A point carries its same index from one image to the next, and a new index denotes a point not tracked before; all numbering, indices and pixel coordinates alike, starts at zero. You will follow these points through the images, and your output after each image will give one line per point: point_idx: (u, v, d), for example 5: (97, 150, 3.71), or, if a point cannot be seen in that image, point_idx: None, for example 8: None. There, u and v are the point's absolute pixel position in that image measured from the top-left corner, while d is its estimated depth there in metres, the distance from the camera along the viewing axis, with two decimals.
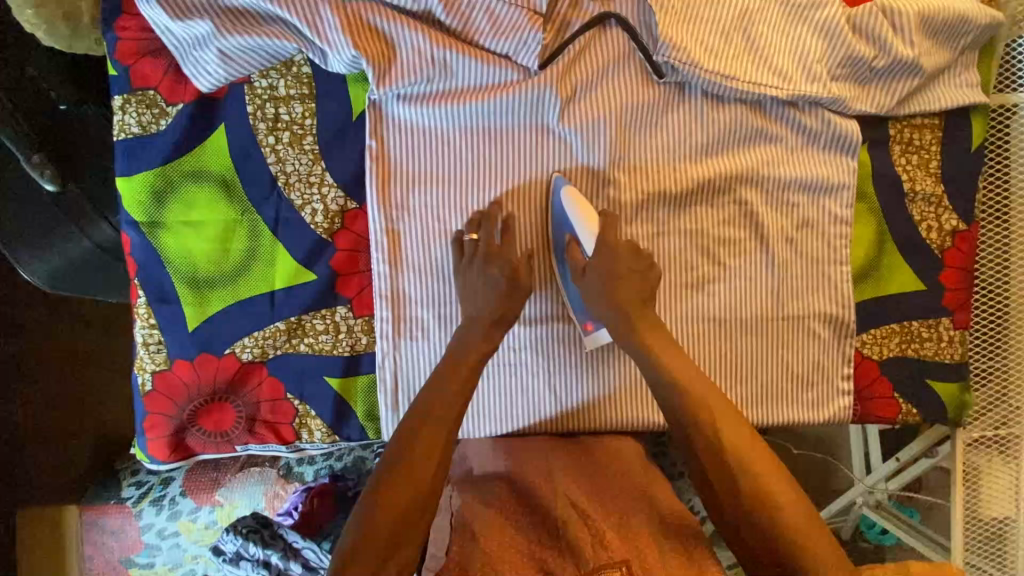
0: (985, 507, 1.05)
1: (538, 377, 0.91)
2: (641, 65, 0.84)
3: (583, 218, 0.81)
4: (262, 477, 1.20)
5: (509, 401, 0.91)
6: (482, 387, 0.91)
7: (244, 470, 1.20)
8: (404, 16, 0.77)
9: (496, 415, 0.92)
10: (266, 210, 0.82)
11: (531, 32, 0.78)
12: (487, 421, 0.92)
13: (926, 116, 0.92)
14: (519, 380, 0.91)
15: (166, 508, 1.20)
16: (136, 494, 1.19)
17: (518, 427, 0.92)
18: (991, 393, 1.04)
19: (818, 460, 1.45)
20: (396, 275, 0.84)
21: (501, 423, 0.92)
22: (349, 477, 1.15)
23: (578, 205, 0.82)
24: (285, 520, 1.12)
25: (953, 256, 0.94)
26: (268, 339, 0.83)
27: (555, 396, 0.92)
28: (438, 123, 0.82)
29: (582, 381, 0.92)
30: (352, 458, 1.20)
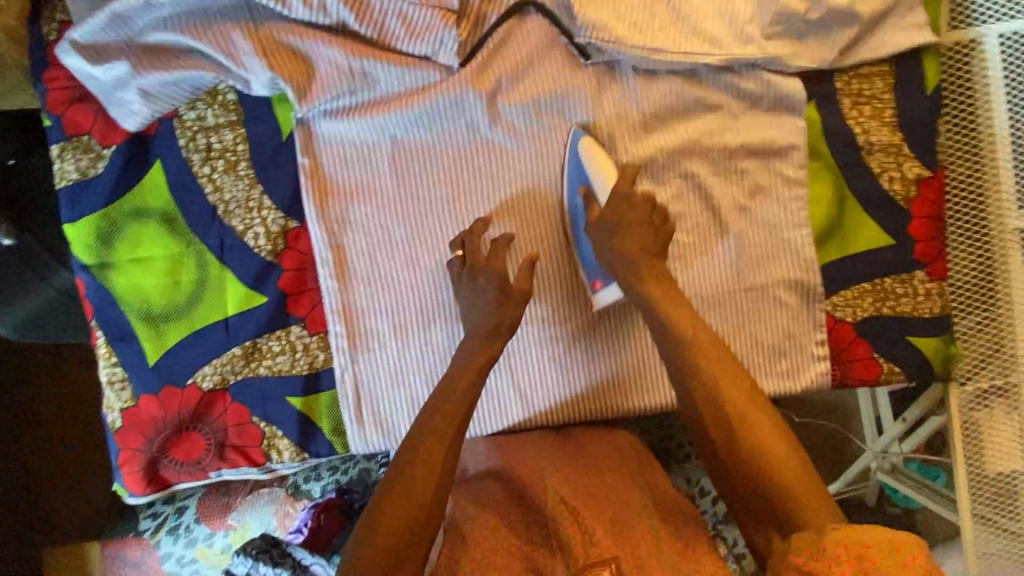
0: (990, 462, 1.00)
1: (543, 364, 0.90)
2: (567, 49, 0.83)
3: (597, 167, 0.82)
4: (272, 497, 1.17)
5: (513, 393, 0.90)
6: (487, 389, 0.90)
7: (254, 493, 1.17)
8: (318, 31, 0.77)
9: (501, 409, 0.91)
10: (210, 238, 0.83)
11: (445, 30, 0.77)
12: (491, 417, 0.91)
13: (874, 64, 0.88)
14: (520, 371, 0.90)
15: (183, 537, 1.16)
16: (153, 526, 1.18)
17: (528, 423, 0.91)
18: (981, 344, 0.99)
19: (834, 430, 1.41)
20: (346, 289, 0.85)
21: (507, 416, 0.91)
22: (355, 490, 1.11)
23: (596, 156, 0.82)
24: (295, 539, 1.07)
25: (919, 206, 0.90)
26: (227, 366, 0.84)
27: (557, 391, 0.91)
28: (367, 134, 0.82)
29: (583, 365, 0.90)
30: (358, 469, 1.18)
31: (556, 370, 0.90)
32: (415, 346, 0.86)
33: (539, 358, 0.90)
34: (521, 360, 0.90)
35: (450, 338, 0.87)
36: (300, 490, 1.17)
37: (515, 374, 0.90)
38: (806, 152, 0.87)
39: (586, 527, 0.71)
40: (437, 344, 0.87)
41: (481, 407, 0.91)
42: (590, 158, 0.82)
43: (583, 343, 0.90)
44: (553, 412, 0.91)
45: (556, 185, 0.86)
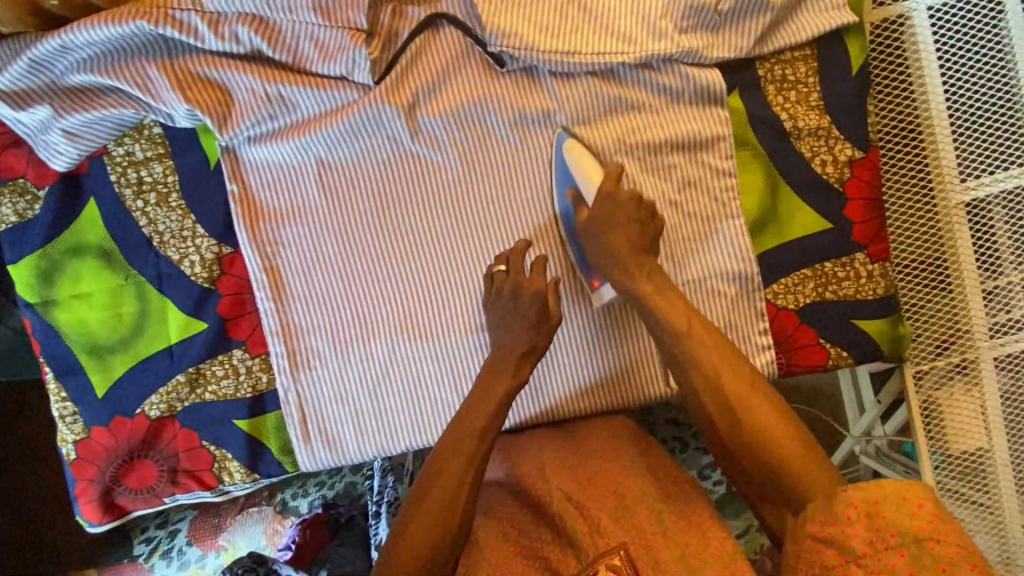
0: (954, 442, 0.99)
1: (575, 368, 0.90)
2: (483, 58, 0.83)
3: (581, 170, 0.82)
4: (261, 515, 1.15)
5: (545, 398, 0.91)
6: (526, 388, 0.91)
7: (243, 512, 1.15)
8: (233, 60, 0.79)
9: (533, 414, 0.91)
10: (148, 270, 0.85)
11: (356, 50, 0.78)
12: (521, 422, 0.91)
13: (796, 48, 0.87)
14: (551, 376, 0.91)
15: (175, 560, 1.14)
16: (146, 550, 1.15)
17: (566, 415, 0.91)
18: (933, 323, 0.98)
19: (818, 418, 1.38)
20: (283, 309, 0.86)
21: (539, 420, 0.91)
22: (342, 504, 1.14)
23: (582, 160, 0.83)
24: (284, 555, 1.08)
25: (854, 188, 0.89)
26: (172, 393, 0.86)
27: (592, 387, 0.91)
28: (292, 156, 0.83)
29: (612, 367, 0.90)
30: (344, 483, 1.17)
31: (585, 373, 0.90)
32: (356, 361, 0.88)
33: (575, 356, 0.90)
34: (552, 365, 0.91)
35: (389, 351, 0.88)
36: (289, 508, 1.17)
37: (456, 380, 0.89)
38: (733, 142, 0.87)
39: (582, 522, 0.76)
40: (377, 358, 0.88)
41: (522, 403, 0.91)
42: (577, 164, 0.83)
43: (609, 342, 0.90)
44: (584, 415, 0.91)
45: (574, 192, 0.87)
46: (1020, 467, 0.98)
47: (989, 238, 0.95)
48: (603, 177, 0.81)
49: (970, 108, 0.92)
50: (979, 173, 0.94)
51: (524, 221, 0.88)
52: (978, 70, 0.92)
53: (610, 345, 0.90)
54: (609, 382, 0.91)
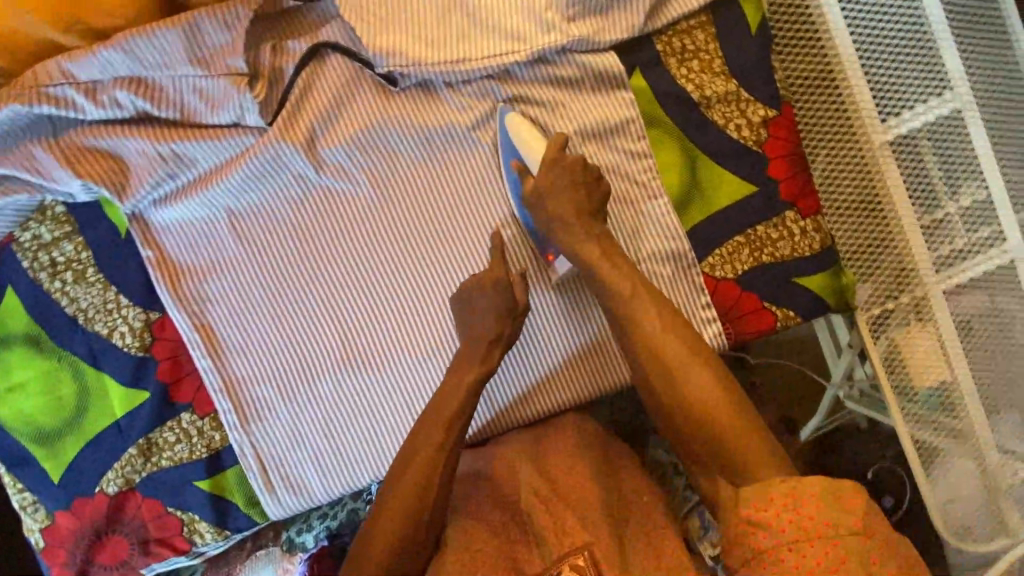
0: (918, 380, 0.98)
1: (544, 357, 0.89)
2: (376, 80, 0.82)
3: (525, 141, 0.80)
4: (269, 556, 1.04)
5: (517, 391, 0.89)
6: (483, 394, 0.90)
7: (251, 557, 1.04)
8: (121, 126, 0.78)
9: (506, 409, 0.90)
10: (79, 349, 0.84)
11: (241, 95, 0.77)
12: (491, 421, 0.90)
13: (690, 17, 0.86)
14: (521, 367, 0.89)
15: None
16: None
17: (526, 416, 0.90)
18: (879, 268, 0.97)
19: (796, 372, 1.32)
20: (223, 365, 0.85)
21: (508, 423, 0.90)
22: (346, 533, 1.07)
23: (523, 130, 0.81)
24: None
25: (773, 146, 0.88)
26: (127, 467, 0.85)
27: (552, 387, 0.89)
28: (202, 211, 0.82)
29: (583, 352, 0.89)
30: (346, 512, 1.02)
31: (548, 373, 0.89)
32: (305, 403, 0.87)
33: (534, 357, 0.89)
34: (512, 367, 0.89)
35: (337, 388, 0.87)
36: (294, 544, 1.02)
37: (409, 406, 0.88)
38: (642, 122, 0.86)
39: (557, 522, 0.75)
40: (326, 397, 0.87)
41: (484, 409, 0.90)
42: (518, 133, 0.81)
43: (568, 338, 0.88)
44: (553, 407, 0.89)
45: (503, 193, 0.86)
46: (985, 393, 0.98)
47: (920, 174, 0.94)
48: (545, 146, 0.79)
49: (878, 47, 0.91)
50: (899, 110, 0.92)
51: (448, 237, 0.86)
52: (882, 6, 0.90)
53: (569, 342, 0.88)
54: (573, 378, 0.89)
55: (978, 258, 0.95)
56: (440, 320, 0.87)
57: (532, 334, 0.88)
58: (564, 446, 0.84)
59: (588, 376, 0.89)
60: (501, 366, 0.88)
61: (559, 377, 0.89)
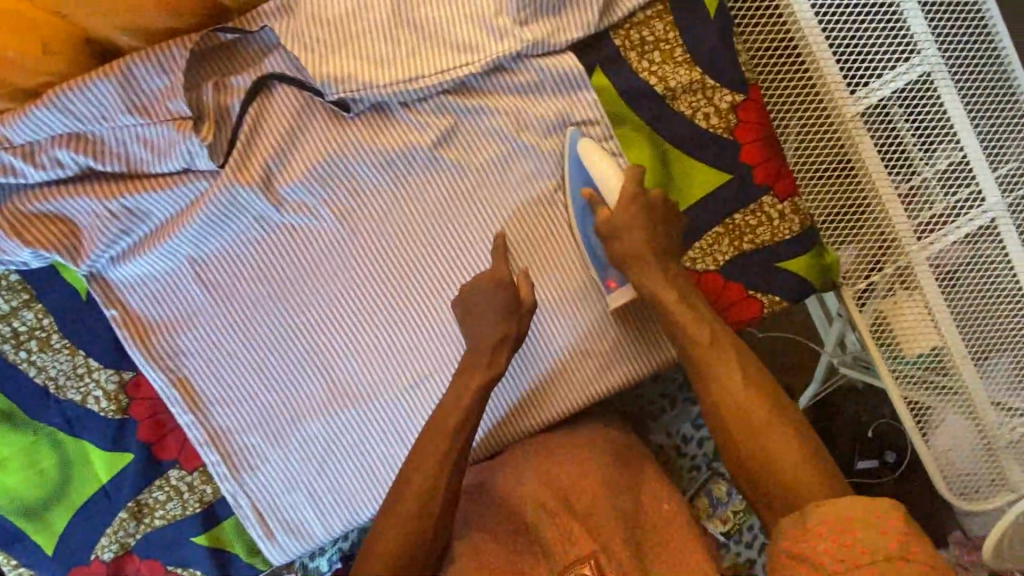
0: (909, 348, 0.98)
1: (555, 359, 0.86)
2: (327, 107, 0.78)
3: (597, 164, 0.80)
4: None
5: (523, 398, 0.87)
6: (489, 406, 0.87)
7: None
8: (67, 185, 0.74)
9: (513, 418, 0.87)
10: (56, 418, 0.81)
11: (187, 140, 0.73)
12: (498, 433, 0.88)
13: (647, 7, 0.82)
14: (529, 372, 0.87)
15: None
16: None
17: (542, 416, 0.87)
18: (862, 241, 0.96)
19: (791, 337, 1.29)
20: (205, 417, 0.83)
21: (515, 434, 0.88)
22: None
23: (594, 157, 0.81)
24: None
25: (744, 131, 0.85)
26: (120, 531, 0.83)
27: (569, 382, 0.87)
28: (162, 263, 0.79)
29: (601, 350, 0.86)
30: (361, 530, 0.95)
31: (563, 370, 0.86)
32: (295, 447, 0.85)
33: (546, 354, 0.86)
34: (527, 366, 0.87)
35: (326, 427, 0.85)
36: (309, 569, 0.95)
37: (402, 437, 0.86)
38: (609, 122, 0.83)
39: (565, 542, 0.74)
40: (316, 438, 0.85)
41: (494, 417, 0.88)
42: (588, 156, 0.81)
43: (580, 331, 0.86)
44: (572, 403, 0.87)
45: (474, 210, 0.83)
46: (976, 353, 0.98)
47: (895, 142, 0.92)
48: (623, 178, 0.80)
49: (841, 17, 0.89)
50: (868, 79, 0.90)
51: (421, 261, 0.83)
52: None
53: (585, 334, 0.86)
54: (593, 371, 0.86)
55: (959, 220, 0.94)
56: (425, 346, 0.85)
57: (541, 334, 0.86)
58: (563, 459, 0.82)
59: (608, 366, 0.87)
60: (508, 371, 0.86)
61: (575, 372, 0.86)
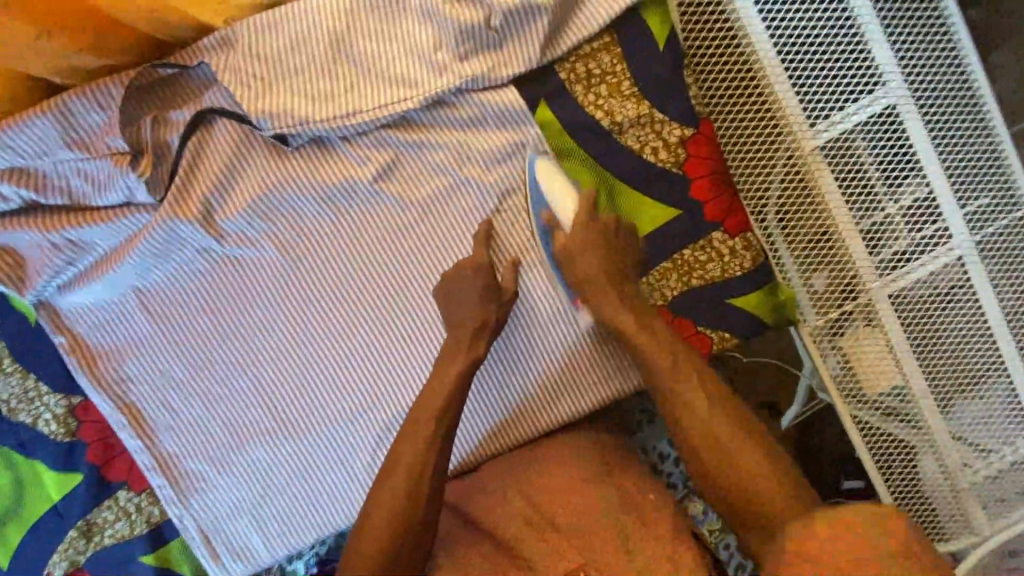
0: (869, 385, 0.96)
1: (532, 362, 0.85)
2: (269, 140, 0.78)
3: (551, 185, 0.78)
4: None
5: (497, 401, 0.87)
6: (461, 422, 0.87)
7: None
8: (12, 218, 0.76)
9: (485, 423, 0.87)
10: (7, 439, 0.84)
11: (125, 175, 0.74)
12: (470, 436, 0.87)
13: (593, 39, 0.81)
14: (504, 376, 0.86)
15: None
16: None
17: (520, 429, 0.87)
18: (825, 279, 0.93)
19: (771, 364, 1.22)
20: (152, 442, 0.85)
21: (478, 454, 0.88)
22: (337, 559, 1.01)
23: (550, 177, 0.79)
24: None
25: (694, 166, 0.84)
26: (70, 549, 0.86)
27: (546, 398, 0.86)
28: (108, 293, 0.80)
29: (572, 364, 0.85)
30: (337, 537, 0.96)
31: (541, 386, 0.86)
32: (240, 472, 0.86)
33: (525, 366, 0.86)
34: (504, 379, 0.86)
35: (269, 454, 0.86)
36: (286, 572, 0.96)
37: (345, 465, 0.87)
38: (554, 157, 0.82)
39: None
40: (260, 464, 0.86)
41: (465, 431, 0.87)
42: (545, 180, 0.79)
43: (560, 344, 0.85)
44: (550, 420, 0.86)
45: (416, 243, 0.83)
46: (940, 394, 0.95)
47: (857, 176, 0.89)
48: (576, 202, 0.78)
49: (801, 47, 0.86)
50: (828, 112, 0.88)
51: (363, 293, 0.84)
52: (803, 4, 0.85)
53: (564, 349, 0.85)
54: (572, 388, 0.85)
55: (923, 257, 0.91)
56: (367, 377, 0.85)
57: (522, 334, 0.85)
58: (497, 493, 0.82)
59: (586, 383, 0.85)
60: (483, 372, 0.86)
61: (553, 388, 0.86)
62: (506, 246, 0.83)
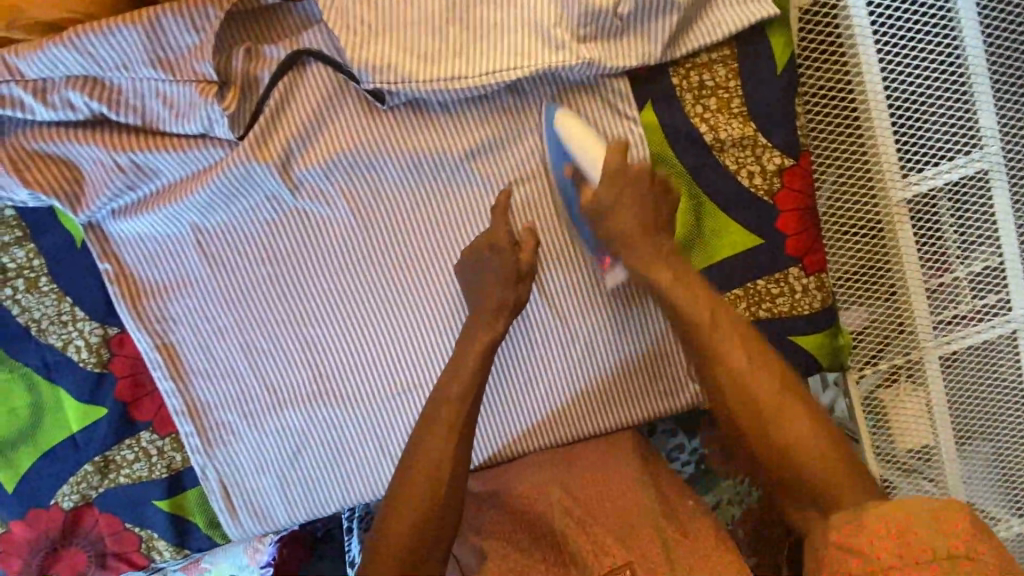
0: (901, 440, 0.96)
1: (541, 354, 0.83)
2: (362, 94, 0.74)
3: (579, 139, 0.73)
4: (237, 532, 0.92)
5: (499, 406, 0.84)
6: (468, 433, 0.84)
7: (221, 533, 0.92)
8: (75, 130, 0.71)
9: (492, 429, 0.85)
10: (32, 360, 0.80)
11: (208, 106, 0.69)
12: (493, 441, 0.85)
13: (711, 50, 0.79)
14: (515, 368, 0.83)
15: None
16: None
17: (524, 444, 0.85)
18: (865, 314, 0.93)
19: None
20: (186, 387, 0.81)
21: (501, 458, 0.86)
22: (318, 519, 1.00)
23: (575, 132, 0.74)
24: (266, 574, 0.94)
25: (784, 199, 0.82)
26: (83, 482, 0.83)
27: (555, 411, 0.84)
28: (165, 226, 0.76)
29: (581, 372, 0.83)
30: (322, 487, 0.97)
31: (550, 403, 0.84)
32: (271, 431, 0.83)
33: (535, 375, 0.83)
34: (506, 396, 0.84)
35: (305, 419, 0.82)
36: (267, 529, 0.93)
37: (381, 441, 0.83)
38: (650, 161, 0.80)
39: None
40: (291, 426, 0.83)
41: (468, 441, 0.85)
42: (570, 132, 0.74)
43: (574, 360, 0.83)
44: (563, 437, 0.84)
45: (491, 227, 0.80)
46: (964, 461, 0.96)
47: (934, 234, 0.89)
48: (606, 153, 0.73)
49: (909, 95, 0.84)
50: (922, 166, 0.87)
51: (431, 269, 0.80)
52: (921, 51, 0.83)
53: (583, 365, 0.83)
54: (596, 407, 0.84)
55: (981, 326, 0.91)
56: (418, 357, 0.82)
57: (533, 326, 0.82)
58: (534, 487, 0.80)
59: (604, 403, 0.84)
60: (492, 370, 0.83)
61: (559, 403, 0.84)
62: (524, 215, 0.80)
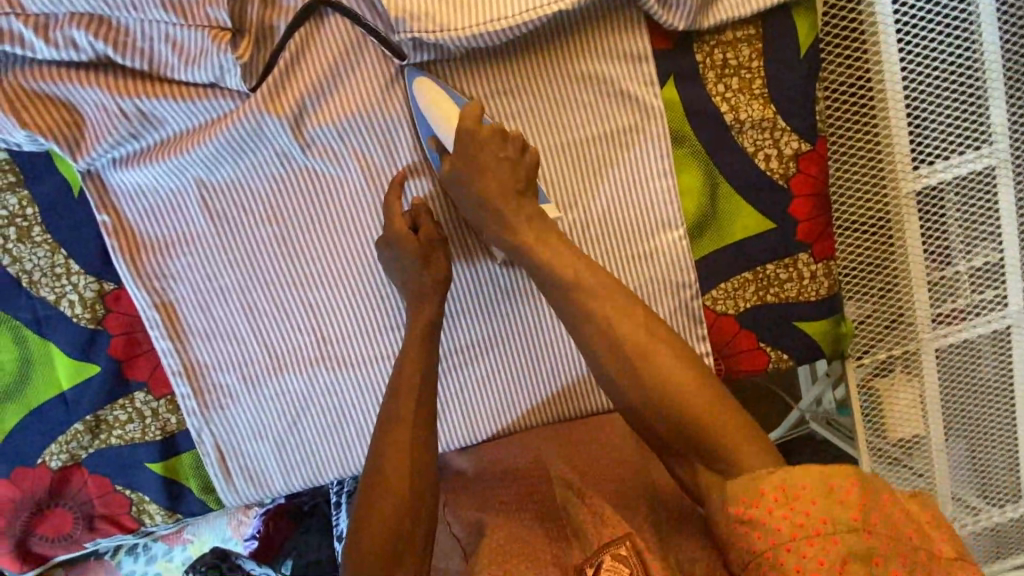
0: (892, 430, 0.97)
1: (477, 341, 0.83)
2: (380, 51, 0.72)
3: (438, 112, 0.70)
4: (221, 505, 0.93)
5: (487, 384, 0.84)
6: (444, 405, 0.84)
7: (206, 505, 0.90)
8: (77, 71, 0.68)
9: (488, 405, 0.84)
10: (23, 312, 0.77)
11: (221, 54, 0.66)
12: (487, 416, 0.84)
13: (737, 28, 0.78)
14: (511, 344, 0.83)
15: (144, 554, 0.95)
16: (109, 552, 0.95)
17: (502, 424, 0.85)
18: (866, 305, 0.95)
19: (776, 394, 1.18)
20: (184, 347, 0.78)
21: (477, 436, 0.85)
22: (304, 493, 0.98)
23: (436, 99, 0.71)
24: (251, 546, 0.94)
25: (799, 184, 0.81)
26: (73, 442, 0.80)
27: (512, 398, 0.84)
28: (169, 179, 0.73)
29: (568, 357, 0.83)
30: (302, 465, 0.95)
31: (535, 385, 0.84)
32: (270, 396, 0.81)
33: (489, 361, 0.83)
34: (489, 375, 0.83)
35: (306, 384, 0.81)
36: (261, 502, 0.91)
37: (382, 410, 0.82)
38: (669, 140, 0.79)
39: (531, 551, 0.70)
40: (290, 392, 0.81)
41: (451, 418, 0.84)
42: (430, 102, 0.71)
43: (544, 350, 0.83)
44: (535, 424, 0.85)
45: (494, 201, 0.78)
46: (952, 451, 0.99)
47: (940, 228, 0.90)
48: (461, 113, 0.70)
49: (926, 86, 0.85)
50: (934, 159, 0.87)
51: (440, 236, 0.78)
52: (941, 43, 0.83)
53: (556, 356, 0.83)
54: (552, 400, 0.84)
55: (977, 320, 0.93)
56: None
57: (462, 312, 0.82)
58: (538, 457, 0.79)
59: (560, 396, 0.84)
60: (464, 341, 0.82)
61: (519, 390, 0.84)
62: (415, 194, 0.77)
